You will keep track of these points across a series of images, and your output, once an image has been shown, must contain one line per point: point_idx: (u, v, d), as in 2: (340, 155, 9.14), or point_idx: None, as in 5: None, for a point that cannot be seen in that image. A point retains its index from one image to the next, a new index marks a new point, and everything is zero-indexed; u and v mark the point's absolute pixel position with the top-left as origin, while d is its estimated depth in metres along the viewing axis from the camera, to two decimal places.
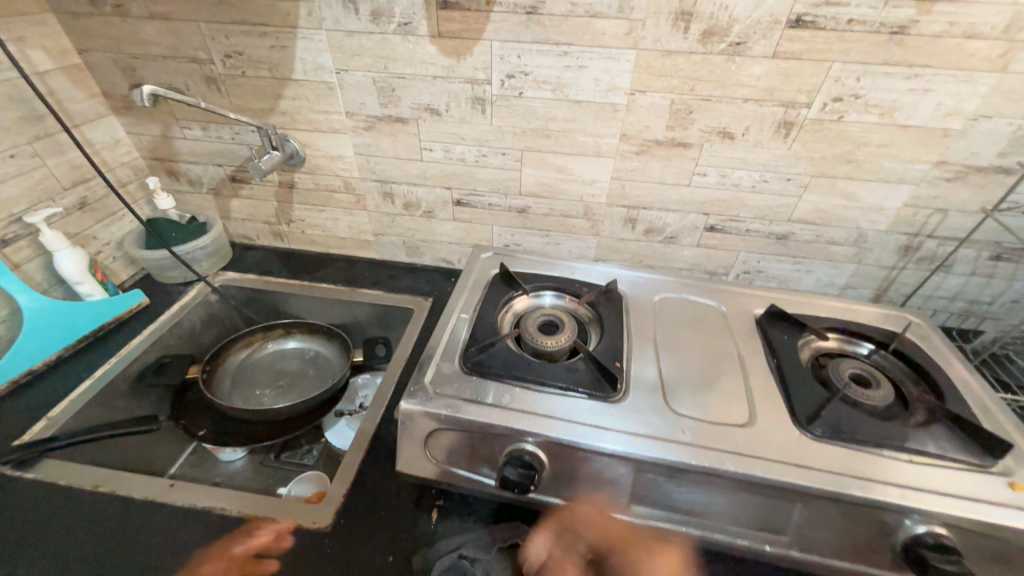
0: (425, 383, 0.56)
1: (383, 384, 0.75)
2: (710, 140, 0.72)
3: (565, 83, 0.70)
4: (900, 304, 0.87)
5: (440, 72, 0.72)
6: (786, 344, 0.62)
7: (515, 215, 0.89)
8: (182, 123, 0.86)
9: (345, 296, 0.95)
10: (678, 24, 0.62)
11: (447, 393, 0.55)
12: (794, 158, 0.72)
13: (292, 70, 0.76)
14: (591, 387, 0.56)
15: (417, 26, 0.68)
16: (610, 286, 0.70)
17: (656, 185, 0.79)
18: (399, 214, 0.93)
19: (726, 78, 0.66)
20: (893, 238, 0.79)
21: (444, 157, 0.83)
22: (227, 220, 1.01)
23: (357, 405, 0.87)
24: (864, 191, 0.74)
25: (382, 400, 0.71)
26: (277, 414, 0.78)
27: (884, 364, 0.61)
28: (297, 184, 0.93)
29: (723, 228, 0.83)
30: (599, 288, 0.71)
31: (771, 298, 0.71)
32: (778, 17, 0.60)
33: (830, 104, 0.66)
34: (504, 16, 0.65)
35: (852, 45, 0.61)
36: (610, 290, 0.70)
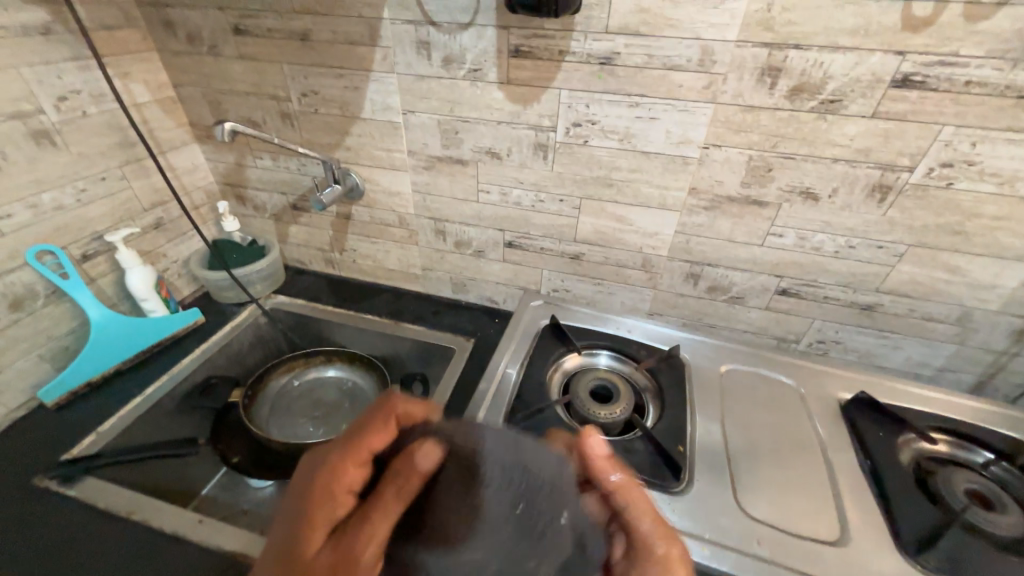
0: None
1: None
2: (790, 200, 0.67)
3: (634, 134, 0.67)
4: (1010, 394, 0.75)
5: (505, 118, 0.71)
6: (882, 442, 0.53)
7: (568, 260, 0.85)
8: (255, 153, 0.91)
9: (388, 329, 0.94)
10: (764, 79, 0.58)
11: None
12: (889, 225, 0.65)
13: (361, 110, 0.78)
14: (649, 471, 0.50)
15: (486, 72, 0.68)
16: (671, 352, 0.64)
17: (724, 243, 0.73)
18: (449, 251, 0.92)
19: (814, 136, 0.60)
20: (1005, 321, 0.69)
21: (500, 200, 0.81)
22: (285, 244, 1.04)
23: None
24: (971, 266, 0.65)
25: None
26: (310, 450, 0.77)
27: (1008, 480, 0.51)
28: (353, 215, 0.94)
29: (797, 292, 0.75)
30: (657, 352, 0.66)
31: (858, 380, 0.63)
32: (881, 76, 0.55)
33: (937, 169, 0.59)
34: (576, 66, 0.64)
35: (970, 109, 0.54)
36: (671, 357, 0.64)
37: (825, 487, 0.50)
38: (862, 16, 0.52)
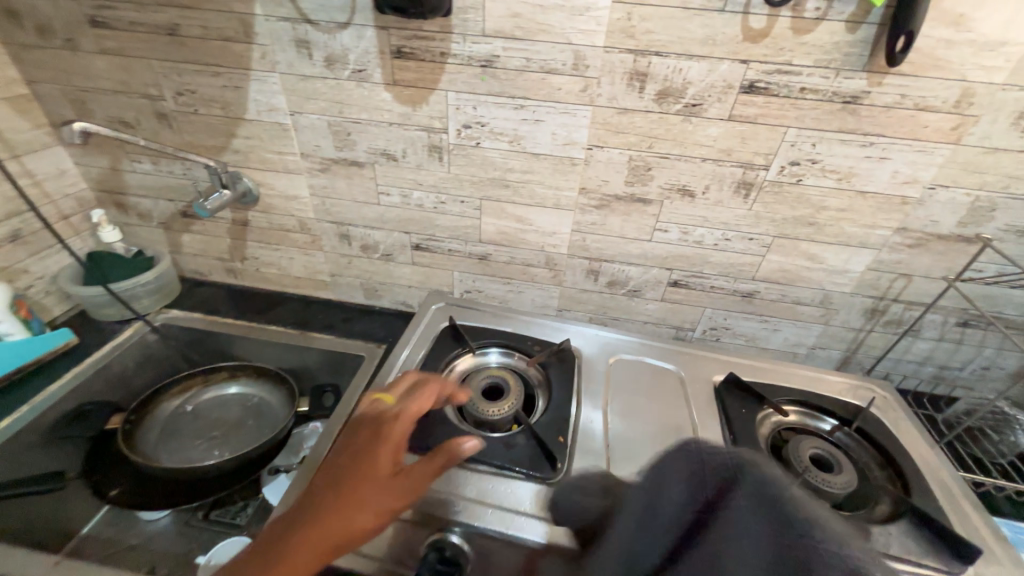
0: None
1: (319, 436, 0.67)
2: (670, 197, 0.71)
3: (522, 135, 0.69)
4: (870, 366, 0.84)
5: (396, 119, 0.70)
6: (745, 419, 0.58)
7: (475, 261, 0.85)
8: (133, 157, 0.83)
9: (294, 340, 0.90)
10: (633, 83, 0.61)
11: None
12: (755, 219, 0.71)
13: (245, 110, 0.74)
14: (529, 463, 0.52)
15: (371, 73, 0.67)
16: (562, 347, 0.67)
17: (618, 239, 0.77)
18: (356, 256, 0.90)
19: (683, 137, 0.65)
20: (858, 301, 0.77)
21: (402, 202, 0.80)
22: (178, 254, 0.97)
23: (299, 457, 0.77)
24: (826, 253, 0.72)
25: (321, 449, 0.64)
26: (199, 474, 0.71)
27: (848, 445, 0.57)
28: (251, 221, 0.89)
29: (687, 283, 0.80)
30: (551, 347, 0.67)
31: (732, 362, 0.68)
32: (731, 83, 0.59)
33: (787, 167, 0.65)
34: (458, 68, 0.64)
35: (806, 113, 0.60)
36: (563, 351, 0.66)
37: None
38: (709, 27, 0.56)
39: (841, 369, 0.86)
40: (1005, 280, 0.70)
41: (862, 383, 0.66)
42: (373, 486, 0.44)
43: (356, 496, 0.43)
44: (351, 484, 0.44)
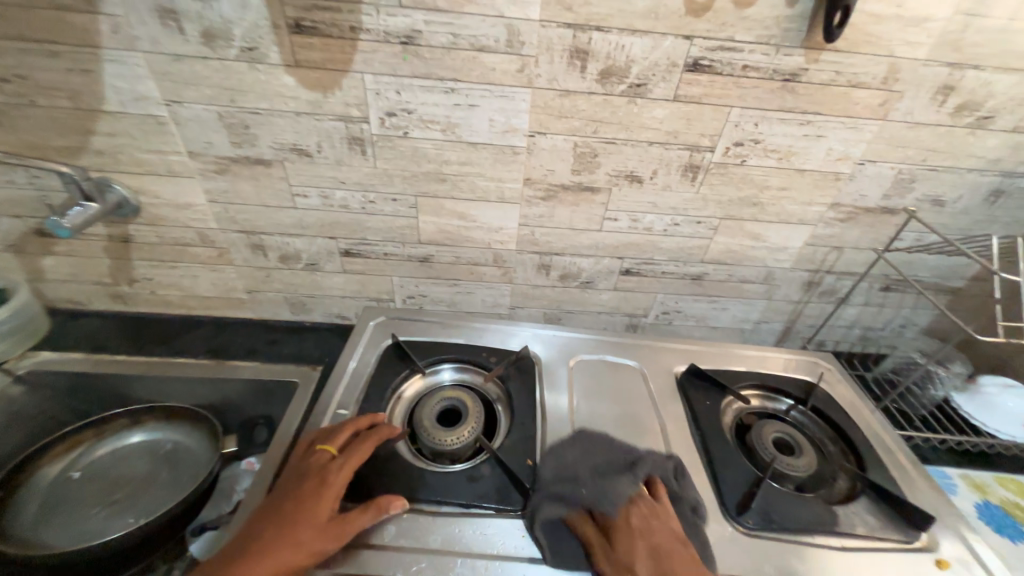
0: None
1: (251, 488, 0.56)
2: (618, 184, 0.67)
3: (456, 123, 0.61)
4: (807, 335, 0.88)
5: (304, 108, 0.60)
6: (709, 411, 0.58)
7: (416, 264, 0.77)
8: None
9: (209, 373, 0.76)
10: (574, 62, 0.56)
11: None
12: (702, 202, 0.69)
13: (103, 101, 0.59)
14: (498, 496, 0.47)
15: (266, 53, 0.55)
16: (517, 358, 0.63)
17: (567, 231, 0.73)
18: (275, 268, 0.78)
19: (629, 120, 0.61)
20: (797, 275, 0.79)
21: (322, 204, 0.69)
22: (41, 282, 0.78)
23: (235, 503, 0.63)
24: (768, 232, 0.73)
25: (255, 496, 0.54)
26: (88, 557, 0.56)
27: (803, 423, 0.59)
28: (134, 237, 0.74)
29: (639, 271, 0.78)
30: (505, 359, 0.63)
31: (689, 351, 0.67)
32: (675, 61, 0.56)
33: (732, 148, 0.63)
34: (374, 45, 0.55)
35: (749, 91, 0.58)
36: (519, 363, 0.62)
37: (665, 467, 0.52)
38: None
39: (782, 339, 0.90)
40: (922, 246, 0.75)
41: (809, 357, 0.67)
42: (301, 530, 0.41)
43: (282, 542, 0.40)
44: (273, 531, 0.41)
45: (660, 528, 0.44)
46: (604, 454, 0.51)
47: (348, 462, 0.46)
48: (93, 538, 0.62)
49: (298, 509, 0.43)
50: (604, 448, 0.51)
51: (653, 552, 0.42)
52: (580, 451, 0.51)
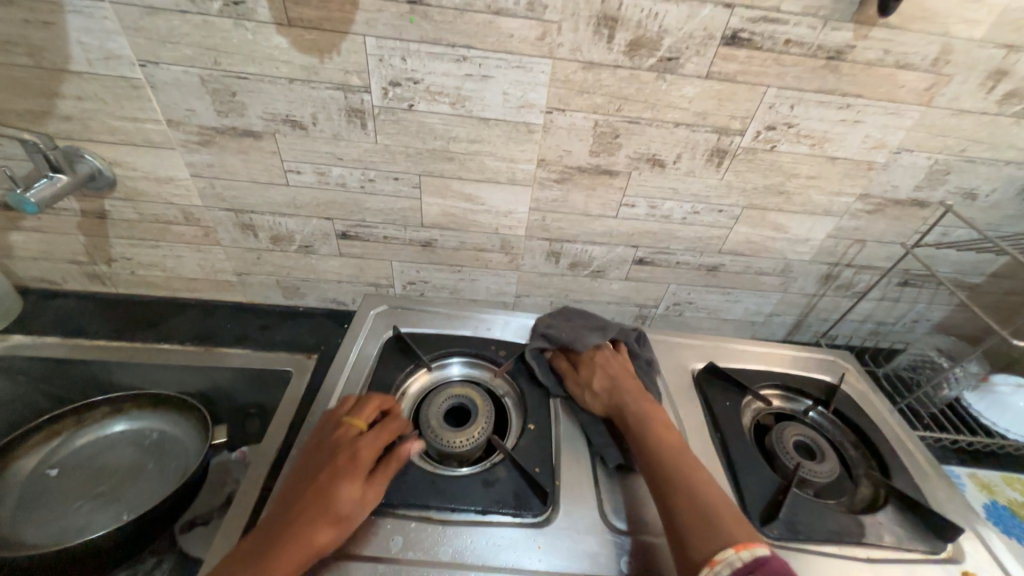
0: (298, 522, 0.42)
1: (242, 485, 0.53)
2: (639, 168, 0.62)
3: (467, 96, 0.55)
4: (819, 328, 0.86)
5: (297, 74, 0.54)
6: (730, 412, 0.55)
7: (418, 248, 0.73)
8: None
9: (197, 359, 0.71)
10: (601, 31, 0.50)
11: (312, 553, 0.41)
12: (726, 189, 0.65)
13: (68, 59, 0.53)
14: (515, 502, 0.45)
15: (254, 8, 0.49)
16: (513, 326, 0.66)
17: (581, 217, 0.68)
18: (265, 249, 0.73)
19: (656, 98, 0.56)
20: (816, 268, 0.76)
21: (318, 182, 0.64)
22: (10, 259, 0.72)
23: (226, 497, 0.62)
24: (791, 223, 0.69)
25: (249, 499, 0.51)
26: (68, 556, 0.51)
27: (822, 425, 0.58)
28: (111, 213, 0.68)
29: (652, 260, 0.75)
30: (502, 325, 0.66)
31: (703, 346, 0.64)
32: (712, 32, 0.51)
33: (763, 132, 0.59)
34: (378, 4, 0.48)
35: (789, 70, 0.53)
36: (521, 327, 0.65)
37: None
38: None
39: (793, 333, 0.87)
40: (948, 241, 0.72)
41: (829, 355, 0.67)
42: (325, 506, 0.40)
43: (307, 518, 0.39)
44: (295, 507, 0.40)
45: (618, 364, 0.55)
46: (584, 320, 0.60)
47: (373, 443, 0.45)
48: (77, 534, 0.59)
49: (320, 487, 0.41)
50: (584, 318, 0.61)
51: (609, 377, 0.53)
52: (565, 321, 0.60)
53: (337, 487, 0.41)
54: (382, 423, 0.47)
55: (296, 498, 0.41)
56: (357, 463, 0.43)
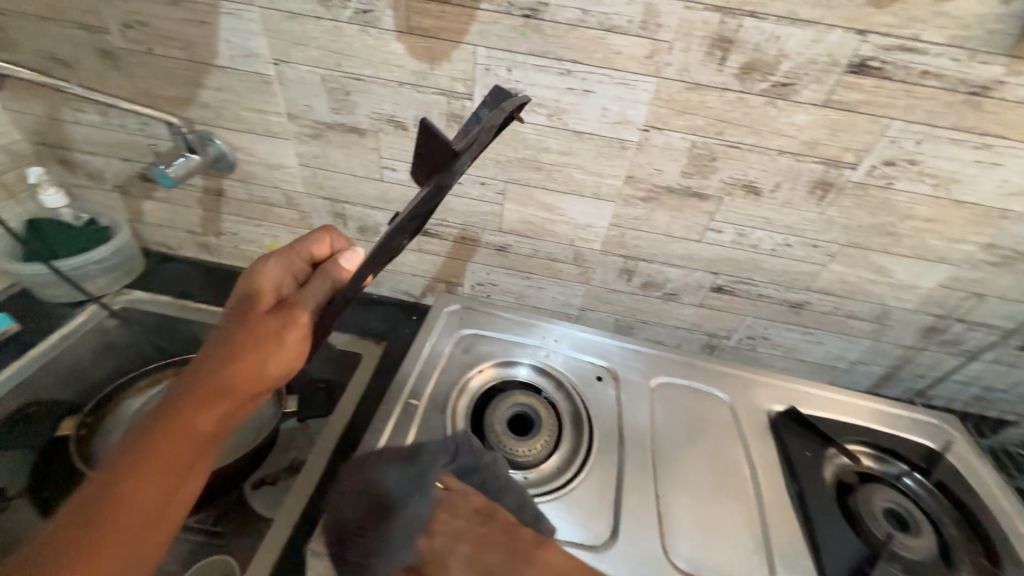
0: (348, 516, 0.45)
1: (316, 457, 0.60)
2: (731, 193, 0.60)
3: (565, 109, 0.56)
4: (912, 383, 0.78)
5: (408, 78, 0.57)
6: (811, 463, 0.55)
7: (492, 252, 0.74)
8: (74, 104, 0.68)
9: None
10: (714, 52, 0.49)
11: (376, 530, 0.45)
12: (826, 224, 0.61)
13: (215, 54, 0.59)
14: (570, 524, 0.48)
15: (379, 16, 0.52)
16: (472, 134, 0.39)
17: (661, 237, 0.66)
18: (352, 238, 0.77)
19: (763, 124, 0.53)
20: (918, 319, 0.69)
21: (410, 180, 0.67)
22: (139, 224, 0.82)
23: (289, 462, 0.65)
24: (897, 266, 0.64)
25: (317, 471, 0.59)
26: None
27: (918, 493, 0.55)
28: (227, 192, 0.75)
29: (731, 289, 0.71)
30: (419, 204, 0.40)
31: (786, 388, 0.64)
32: (837, 59, 0.48)
33: (879, 167, 0.54)
34: (493, 16, 0.50)
35: (920, 103, 0.49)
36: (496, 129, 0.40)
37: (738, 521, 0.50)
38: None
39: (880, 385, 0.80)
40: None
41: (928, 413, 0.62)
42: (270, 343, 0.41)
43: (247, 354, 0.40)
44: (257, 332, 0.42)
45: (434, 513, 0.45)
46: None
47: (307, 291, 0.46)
48: None
49: (286, 313, 0.44)
50: None
51: None
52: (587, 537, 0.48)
53: (275, 325, 0.42)
54: (333, 271, 0.49)
55: (257, 312, 0.44)
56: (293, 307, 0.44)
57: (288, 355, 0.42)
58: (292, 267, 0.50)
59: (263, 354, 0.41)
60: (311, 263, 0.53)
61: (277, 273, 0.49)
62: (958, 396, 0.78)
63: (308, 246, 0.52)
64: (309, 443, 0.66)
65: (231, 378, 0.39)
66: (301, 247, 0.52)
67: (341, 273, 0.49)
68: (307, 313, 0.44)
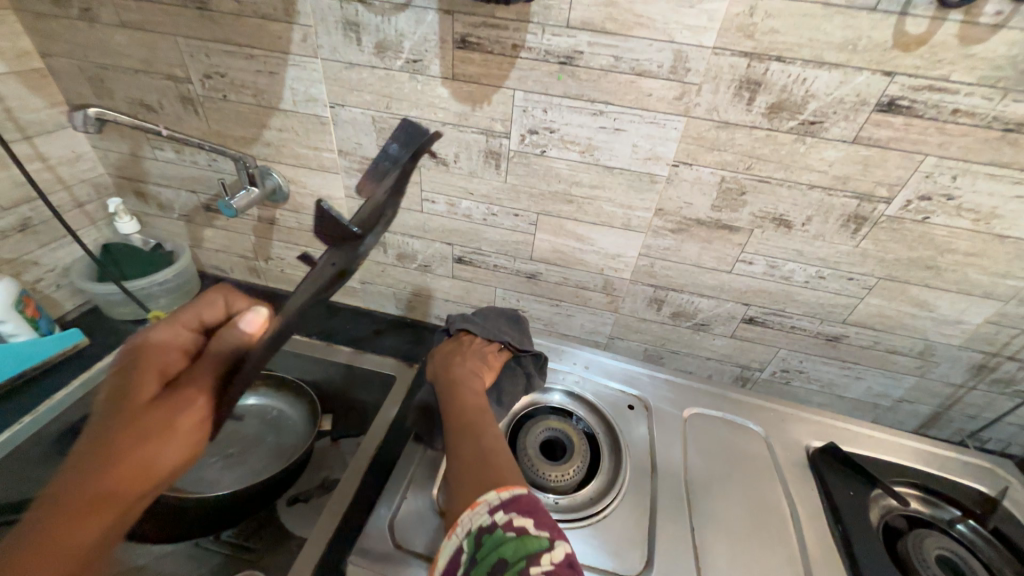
0: (386, 528, 0.50)
1: (354, 467, 0.62)
2: (762, 226, 0.61)
3: (597, 146, 0.59)
4: (963, 425, 0.74)
5: (450, 119, 0.61)
6: (855, 503, 0.53)
7: (523, 279, 0.77)
8: (154, 143, 0.76)
9: (318, 350, 0.81)
10: (742, 93, 0.51)
11: (409, 540, 0.49)
12: (861, 256, 0.60)
13: (280, 99, 0.66)
14: (604, 552, 0.48)
15: (428, 65, 0.58)
16: (376, 208, 0.51)
17: (691, 268, 0.67)
18: (390, 264, 0.81)
19: (792, 159, 0.55)
20: (966, 356, 0.66)
21: (447, 211, 0.71)
22: (198, 249, 0.89)
23: (321, 481, 0.67)
24: (939, 301, 0.62)
25: (348, 491, 0.59)
26: (177, 511, 0.57)
27: (975, 542, 0.52)
28: (279, 220, 0.81)
29: (763, 320, 0.71)
30: (328, 265, 0.47)
31: (825, 425, 0.62)
32: (865, 98, 0.49)
33: (914, 202, 0.55)
34: (532, 63, 0.55)
35: (954, 139, 0.50)
36: (394, 193, 0.53)
37: (779, 562, 0.49)
38: (852, 29, 0.46)
39: (928, 425, 0.76)
40: None
41: (983, 457, 0.59)
42: (160, 440, 0.40)
43: (136, 455, 0.39)
44: (141, 426, 0.40)
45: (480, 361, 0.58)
46: None
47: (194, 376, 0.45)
48: (218, 486, 0.68)
49: (177, 398, 0.43)
50: None
51: None
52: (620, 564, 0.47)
53: (163, 419, 0.41)
54: (233, 339, 0.48)
55: (133, 406, 0.42)
56: (181, 397, 0.43)
57: (179, 449, 0.41)
58: (179, 338, 0.49)
59: (152, 449, 0.40)
60: (201, 328, 0.52)
61: (161, 349, 0.47)
62: (1015, 440, 0.73)
63: (196, 313, 0.51)
64: (342, 465, 0.69)
65: (109, 485, 0.37)
66: (187, 315, 0.51)
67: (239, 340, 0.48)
68: (202, 396, 0.44)
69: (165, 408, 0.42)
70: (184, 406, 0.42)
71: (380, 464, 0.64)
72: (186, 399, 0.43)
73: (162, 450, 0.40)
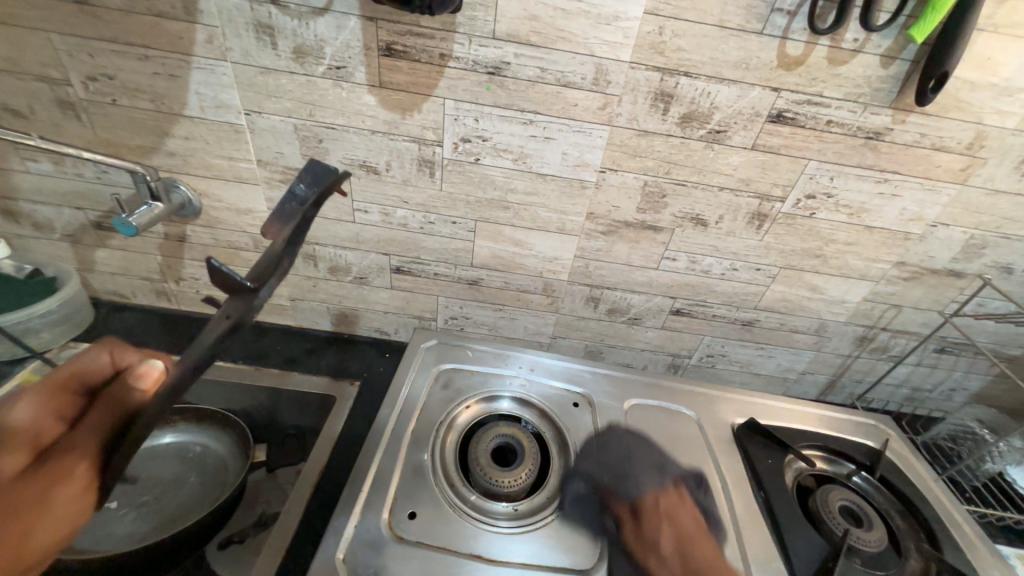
0: (337, 561, 0.45)
1: (296, 497, 0.58)
2: (682, 226, 0.66)
3: (529, 154, 0.61)
4: (853, 388, 0.86)
5: (379, 127, 0.60)
6: (773, 469, 0.60)
7: (464, 286, 0.76)
8: (26, 154, 0.65)
9: (245, 377, 0.74)
10: (657, 104, 0.56)
11: (360, 565, 0.45)
12: (765, 249, 0.68)
13: (184, 105, 0.60)
14: (560, 549, 0.50)
15: (352, 72, 0.56)
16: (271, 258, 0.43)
17: (622, 266, 0.72)
18: (322, 278, 0.77)
19: (703, 164, 0.60)
20: (851, 330, 0.77)
21: (382, 221, 0.69)
22: (89, 273, 0.78)
23: (257, 517, 0.60)
24: (828, 284, 0.72)
25: (290, 524, 0.55)
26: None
27: (866, 489, 0.61)
28: (190, 237, 0.74)
29: (689, 311, 0.77)
30: (223, 314, 0.41)
31: (745, 402, 0.69)
32: (759, 111, 0.56)
33: (803, 200, 0.63)
34: (461, 73, 0.55)
35: (829, 146, 0.58)
36: (296, 244, 0.45)
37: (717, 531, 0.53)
38: (744, 50, 0.52)
39: (827, 392, 0.87)
40: (985, 312, 0.74)
41: (867, 416, 0.70)
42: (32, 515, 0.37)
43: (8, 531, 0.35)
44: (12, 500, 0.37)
45: None
46: None
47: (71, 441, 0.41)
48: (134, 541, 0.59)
49: (49, 466, 0.39)
50: None
51: None
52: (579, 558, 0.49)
53: (44, 487, 0.37)
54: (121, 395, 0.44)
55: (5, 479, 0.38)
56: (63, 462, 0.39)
57: (60, 517, 0.37)
58: (50, 401, 0.44)
59: (30, 521, 0.36)
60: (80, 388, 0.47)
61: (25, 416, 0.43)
62: (890, 397, 0.86)
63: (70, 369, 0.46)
64: (281, 496, 0.62)
65: None
66: (64, 378, 0.46)
67: (133, 393, 0.44)
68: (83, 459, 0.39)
69: (41, 478, 0.38)
70: (65, 469, 0.39)
71: (324, 492, 0.60)
72: (64, 465, 0.39)
73: (37, 522, 0.36)
